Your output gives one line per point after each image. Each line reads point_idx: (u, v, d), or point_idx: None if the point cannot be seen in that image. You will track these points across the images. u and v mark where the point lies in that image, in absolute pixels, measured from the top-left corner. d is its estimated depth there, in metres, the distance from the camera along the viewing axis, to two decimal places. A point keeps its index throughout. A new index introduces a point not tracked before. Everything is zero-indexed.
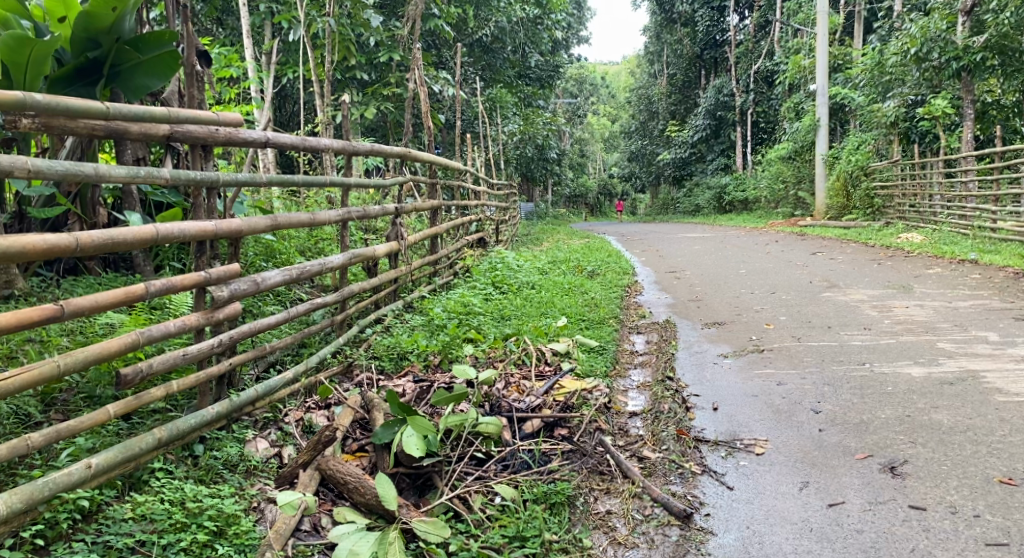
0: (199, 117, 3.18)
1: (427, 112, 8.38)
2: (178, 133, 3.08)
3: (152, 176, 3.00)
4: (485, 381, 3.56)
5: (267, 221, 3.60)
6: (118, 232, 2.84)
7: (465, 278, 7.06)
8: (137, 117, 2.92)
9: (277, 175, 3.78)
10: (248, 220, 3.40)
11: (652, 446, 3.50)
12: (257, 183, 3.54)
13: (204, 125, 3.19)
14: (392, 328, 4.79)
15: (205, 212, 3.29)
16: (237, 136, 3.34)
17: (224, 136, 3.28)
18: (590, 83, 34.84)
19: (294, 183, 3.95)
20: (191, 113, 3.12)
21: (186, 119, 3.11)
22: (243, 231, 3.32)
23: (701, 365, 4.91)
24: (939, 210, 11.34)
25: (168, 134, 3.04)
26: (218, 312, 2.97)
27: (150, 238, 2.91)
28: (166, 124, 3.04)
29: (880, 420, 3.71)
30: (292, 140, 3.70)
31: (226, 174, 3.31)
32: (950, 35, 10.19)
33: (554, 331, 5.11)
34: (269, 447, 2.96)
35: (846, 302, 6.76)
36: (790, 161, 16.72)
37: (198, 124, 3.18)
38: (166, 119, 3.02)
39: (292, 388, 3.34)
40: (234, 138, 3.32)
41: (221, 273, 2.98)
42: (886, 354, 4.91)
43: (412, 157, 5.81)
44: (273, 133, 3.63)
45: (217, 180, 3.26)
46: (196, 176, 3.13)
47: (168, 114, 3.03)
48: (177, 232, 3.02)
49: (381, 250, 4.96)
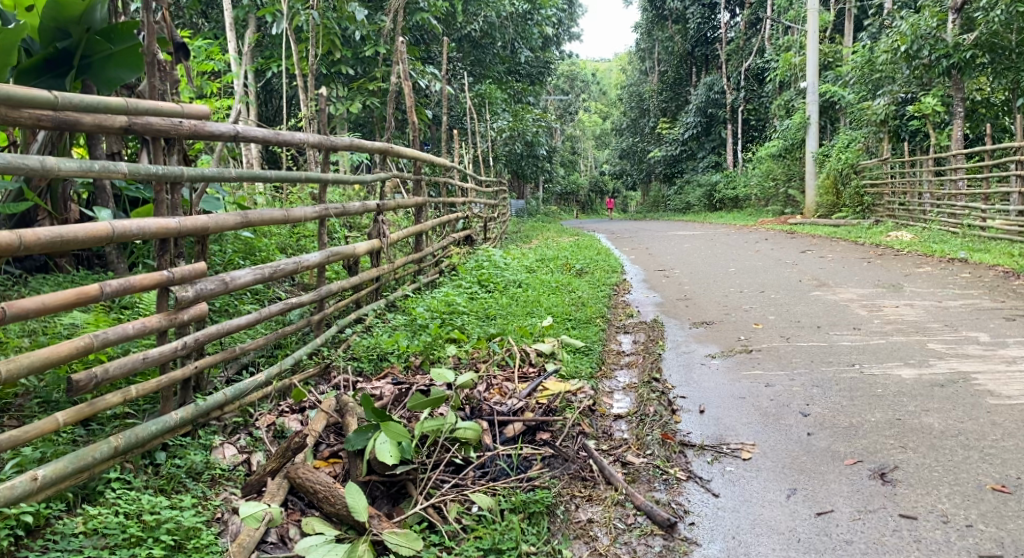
0: (159, 110, 3.05)
1: (412, 107, 8.27)
2: (137, 125, 2.95)
3: (107, 169, 2.83)
4: (463, 384, 3.45)
5: (238, 218, 3.47)
6: (68, 228, 2.65)
7: (450, 276, 6.96)
8: (91, 109, 2.79)
9: (248, 171, 3.64)
10: (216, 217, 3.26)
11: (637, 451, 3.40)
12: (226, 178, 3.40)
13: (165, 117, 3.06)
14: (373, 328, 4.68)
15: (169, 209, 3.15)
16: (203, 129, 3.21)
17: (188, 129, 3.14)
18: (581, 79, 34.73)
19: (266, 178, 3.81)
20: (149, 105, 2.99)
21: (144, 111, 2.97)
22: (209, 228, 3.19)
23: (689, 366, 4.82)
24: (929, 208, 11.29)
25: (126, 126, 2.91)
26: (182, 313, 2.84)
27: (105, 235, 2.74)
28: (123, 115, 2.91)
29: (870, 425, 3.62)
30: (263, 133, 3.58)
31: (191, 169, 3.18)
32: (940, 32, 10.16)
33: (539, 331, 5.02)
34: (237, 454, 2.85)
35: (835, 301, 6.69)
36: (779, 158, 16.68)
37: (158, 117, 3.04)
38: (122, 111, 2.89)
39: (265, 391, 3.23)
40: (199, 131, 3.19)
41: (185, 272, 2.85)
42: (876, 355, 4.83)
43: (395, 153, 5.70)
44: (243, 127, 3.51)
45: (181, 175, 3.12)
46: (157, 171, 3.00)
47: (125, 104, 2.91)
48: (135, 230, 2.87)
49: (362, 248, 4.83)
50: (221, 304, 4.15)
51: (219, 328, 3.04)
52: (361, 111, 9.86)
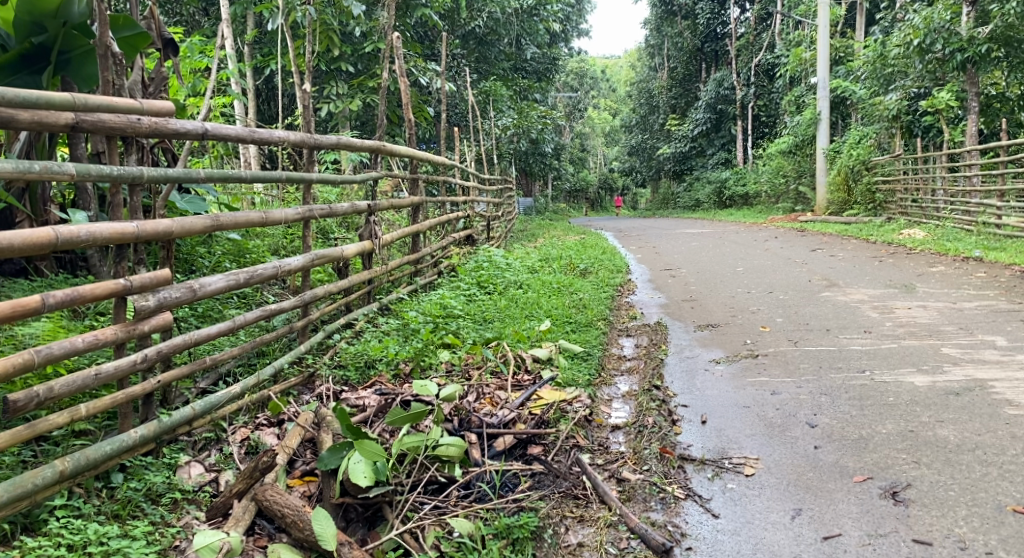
0: (114, 106, 2.89)
1: (409, 104, 8.09)
2: (86, 122, 2.79)
3: (51, 170, 2.67)
4: (448, 397, 3.29)
5: (209, 222, 3.30)
6: (6, 234, 2.47)
7: (450, 277, 6.78)
8: (30, 104, 2.63)
9: (220, 170, 3.48)
10: (182, 221, 3.09)
11: (633, 466, 3.22)
12: (193, 179, 3.24)
13: (120, 114, 2.90)
14: (364, 333, 4.52)
15: (128, 211, 2.99)
16: (166, 127, 3.06)
17: (147, 127, 2.99)
18: (591, 76, 34.46)
19: (239, 178, 3.65)
20: (100, 100, 2.83)
21: (94, 106, 2.81)
22: (173, 232, 3.02)
23: (692, 372, 4.63)
24: (942, 205, 11.02)
25: (73, 123, 2.75)
26: (143, 324, 2.69)
27: (50, 242, 2.57)
28: (70, 112, 2.75)
29: (880, 437, 3.43)
30: (236, 132, 3.42)
31: (152, 169, 3.02)
32: (954, 25, 9.88)
33: (536, 335, 4.83)
34: (204, 473, 2.71)
35: (846, 303, 6.48)
36: (790, 155, 16.41)
37: (112, 113, 2.88)
38: (69, 106, 2.73)
39: (239, 403, 3.06)
40: (159, 129, 3.03)
41: (144, 280, 2.68)
42: (887, 361, 4.62)
43: (388, 152, 5.52)
44: (215, 125, 3.35)
45: (140, 175, 2.96)
46: (111, 171, 2.84)
47: (73, 100, 2.76)
48: (86, 235, 2.70)
49: (352, 250, 4.65)
50: (203, 309, 4.00)
51: (185, 338, 2.88)
52: (362, 108, 9.69)
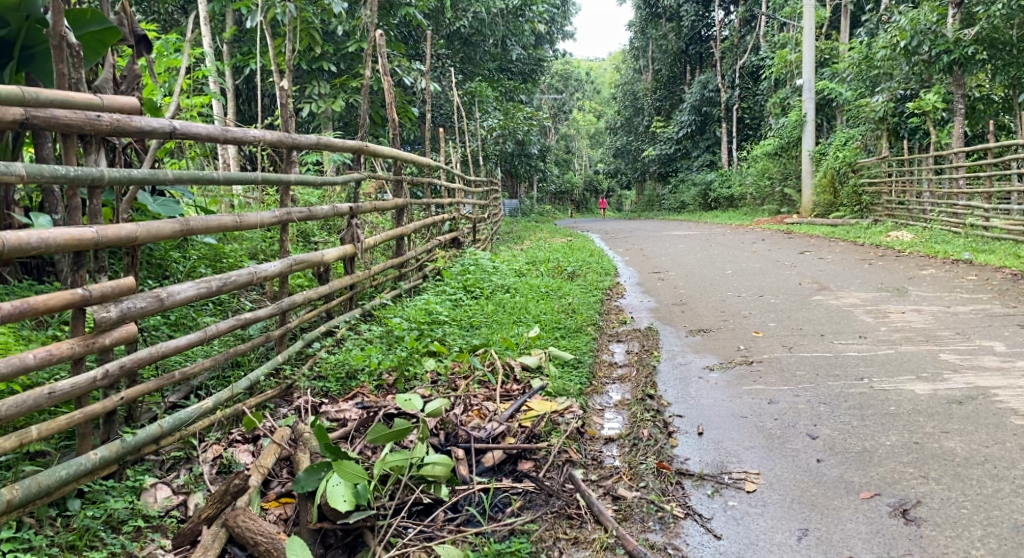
0: (71, 102, 2.72)
1: (392, 104, 7.89)
2: (37, 119, 2.62)
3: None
4: (434, 411, 3.13)
5: (178, 226, 3.11)
6: None
7: (435, 281, 6.61)
8: None
9: (190, 171, 3.30)
10: (148, 225, 2.91)
11: (629, 482, 3.08)
12: (160, 180, 3.06)
13: (77, 110, 2.72)
14: (345, 341, 4.34)
15: (87, 215, 2.81)
16: (129, 125, 2.88)
17: (108, 124, 2.81)
18: (577, 78, 34.35)
19: (211, 179, 3.46)
20: (54, 95, 2.65)
21: (46, 101, 2.63)
22: (137, 237, 2.84)
23: (685, 379, 4.48)
24: (929, 207, 10.96)
25: (22, 119, 2.57)
26: (104, 337, 2.52)
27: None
28: (19, 108, 2.58)
29: (885, 449, 3.29)
30: (206, 130, 3.24)
31: (114, 171, 2.84)
32: (940, 27, 9.80)
33: (525, 342, 4.66)
34: (171, 496, 2.55)
35: (838, 306, 6.37)
36: (775, 157, 16.36)
37: (67, 109, 2.71)
38: (18, 101, 2.56)
39: (212, 419, 2.89)
40: (122, 127, 2.85)
41: (105, 290, 2.51)
42: (885, 368, 4.50)
43: (371, 152, 5.32)
44: (184, 123, 3.16)
45: (100, 177, 2.78)
46: (67, 171, 2.66)
47: (23, 96, 2.59)
48: (39, 241, 2.52)
49: (333, 254, 4.46)
50: (176, 317, 3.88)
51: (151, 351, 2.70)
52: (344, 108, 9.50)
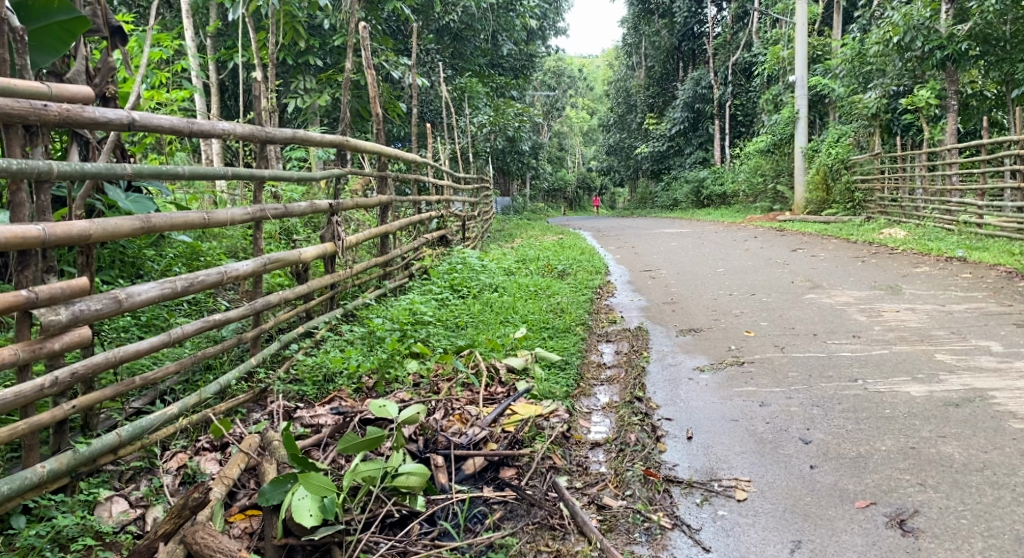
0: (14, 90, 2.58)
1: (377, 99, 7.73)
2: None
3: None
4: (409, 419, 3.00)
5: (138, 223, 2.96)
6: None
7: (421, 280, 6.47)
8: None
9: (152, 167, 3.16)
10: (102, 222, 2.75)
11: (615, 491, 2.97)
12: (118, 174, 2.92)
13: (20, 99, 2.59)
14: (324, 343, 4.20)
15: (34, 212, 2.65)
16: (80, 116, 2.74)
17: (56, 114, 2.67)
18: (569, 74, 34.18)
19: (176, 175, 3.32)
20: None
21: None
22: (90, 235, 2.68)
23: (675, 381, 4.35)
24: (922, 204, 10.87)
25: None
26: (52, 341, 2.39)
27: None
28: None
29: (881, 454, 3.18)
30: (169, 122, 3.09)
31: (64, 164, 2.69)
32: (933, 23, 9.70)
33: (511, 344, 4.53)
34: (127, 511, 2.43)
35: (832, 305, 6.25)
36: (768, 154, 16.25)
37: (10, 98, 2.57)
38: None
39: (176, 427, 2.77)
40: (71, 117, 2.71)
41: (53, 292, 2.38)
42: (879, 369, 4.38)
43: (352, 148, 5.17)
44: (143, 114, 3.02)
45: (48, 170, 2.63)
46: (8, 164, 2.51)
47: None
48: None
49: (312, 253, 4.31)
50: (146, 318, 3.80)
51: (107, 355, 2.58)
52: (331, 104, 9.34)
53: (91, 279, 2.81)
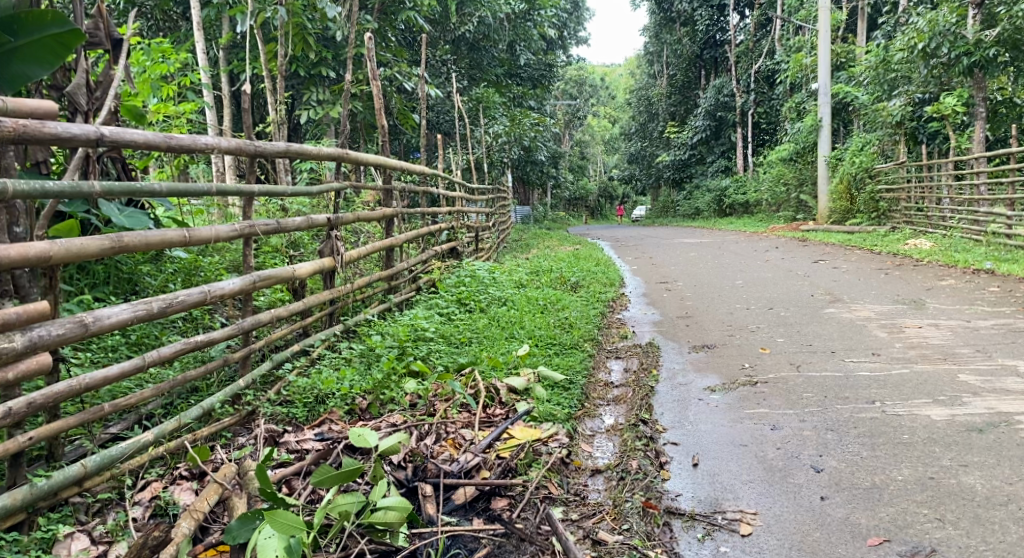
0: None
1: (382, 110, 7.37)
2: None
3: None
4: (390, 449, 2.88)
5: (108, 243, 2.95)
6: None
7: (429, 293, 6.34)
8: None
9: (124, 185, 3.22)
10: (66, 242, 2.76)
11: (612, 524, 2.85)
12: (84, 193, 3.08)
13: None
14: (321, 361, 4.07)
15: None
16: (40, 132, 2.78)
17: (13, 129, 2.70)
18: (590, 84, 34.01)
19: (152, 193, 3.34)
20: None
21: None
22: (51, 255, 2.69)
23: (684, 402, 4.18)
24: (948, 214, 10.58)
25: None
26: (4, 370, 2.41)
27: None
28: None
29: (896, 484, 3.00)
30: (140, 138, 3.12)
31: (20, 183, 2.82)
32: (960, 29, 9.47)
33: (513, 361, 4.36)
34: (86, 547, 2.40)
35: (852, 320, 6.04)
36: (791, 163, 15.96)
37: None
38: None
39: (149, 455, 2.72)
40: (30, 132, 2.74)
41: (7, 316, 2.42)
42: (898, 390, 4.17)
43: (353, 161, 5.06)
44: (111, 130, 3.06)
45: (5, 190, 2.76)
46: None
47: None
48: None
49: (307, 269, 4.19)
50: (137, 336, 3.72)
51: (69, 382, 2.57)
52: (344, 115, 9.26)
53: (57, 300, 2.82)
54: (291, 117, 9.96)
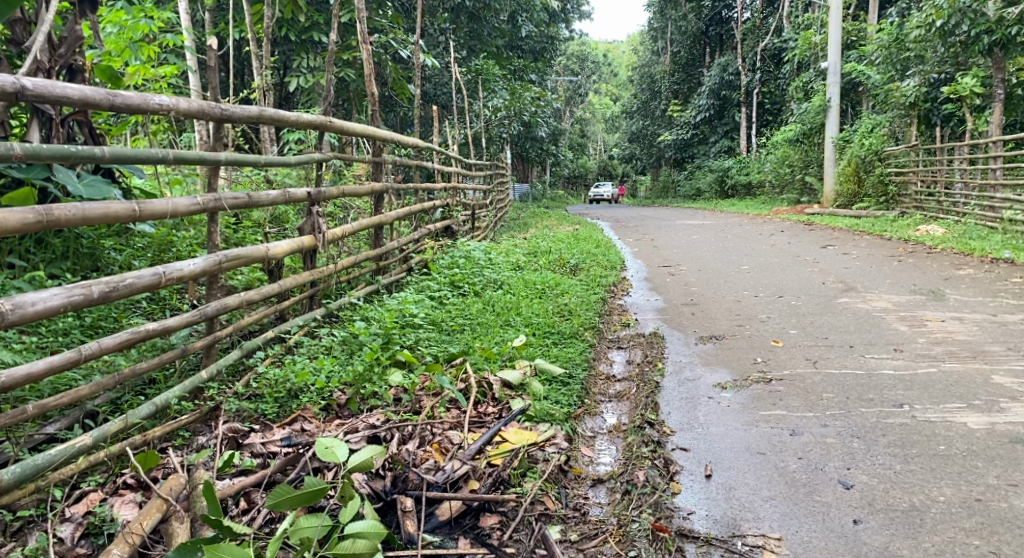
0: None
1: (372, 76, 6.88)
2: None
3: None
4: (360, 462, 2.53)
5: (35, 215, 2.58)
6: None
7: (421, 274, 5.95)
8: None
9: (56, 148, 2.79)
10: None
11: (617, 548, 2.55)
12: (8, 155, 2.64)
13: None
14: (297, 349, 3.68)
15: None
16: None
17: None
18: (592, 59, 33.44)
19: (93, 158, 2.90)
20: None
21: None
22: None
23: (693, 399, 3.81)
24: (960, 199, 10.20)
25: None
26: None
27: None
28: None
29: (939, 507, 2.69)
30: (76, 93, 2.72)
31: None
32: (980, 6, 8.98)
33: (508, 352, 3.98)
34: None
35: (869, 312, 5.68)
36: (796, 143, 15.50)
37: None
38: None
39: (84, 461, 2.46)
40: None
41: None
42: (929, 392, 3.81)
43: (337, 130, 4.63)
44: (40, 83, 2.65)
45: None
46: None
47: None
48: None
49: (283, 247, 3.78)
50: (93, 319, 3.36)
51: None
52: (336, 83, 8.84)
53: None
54: (281, 85, 9.54)
